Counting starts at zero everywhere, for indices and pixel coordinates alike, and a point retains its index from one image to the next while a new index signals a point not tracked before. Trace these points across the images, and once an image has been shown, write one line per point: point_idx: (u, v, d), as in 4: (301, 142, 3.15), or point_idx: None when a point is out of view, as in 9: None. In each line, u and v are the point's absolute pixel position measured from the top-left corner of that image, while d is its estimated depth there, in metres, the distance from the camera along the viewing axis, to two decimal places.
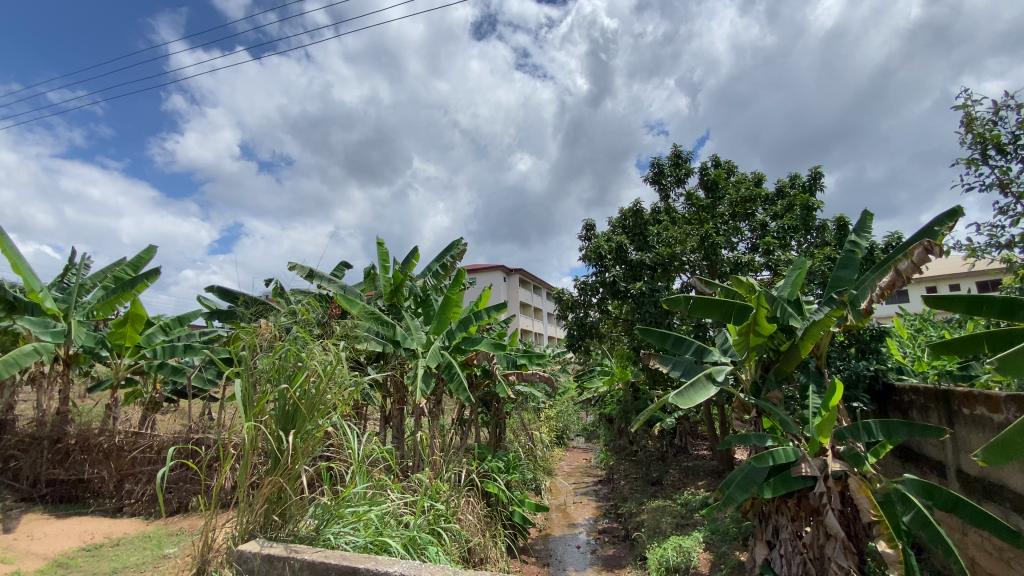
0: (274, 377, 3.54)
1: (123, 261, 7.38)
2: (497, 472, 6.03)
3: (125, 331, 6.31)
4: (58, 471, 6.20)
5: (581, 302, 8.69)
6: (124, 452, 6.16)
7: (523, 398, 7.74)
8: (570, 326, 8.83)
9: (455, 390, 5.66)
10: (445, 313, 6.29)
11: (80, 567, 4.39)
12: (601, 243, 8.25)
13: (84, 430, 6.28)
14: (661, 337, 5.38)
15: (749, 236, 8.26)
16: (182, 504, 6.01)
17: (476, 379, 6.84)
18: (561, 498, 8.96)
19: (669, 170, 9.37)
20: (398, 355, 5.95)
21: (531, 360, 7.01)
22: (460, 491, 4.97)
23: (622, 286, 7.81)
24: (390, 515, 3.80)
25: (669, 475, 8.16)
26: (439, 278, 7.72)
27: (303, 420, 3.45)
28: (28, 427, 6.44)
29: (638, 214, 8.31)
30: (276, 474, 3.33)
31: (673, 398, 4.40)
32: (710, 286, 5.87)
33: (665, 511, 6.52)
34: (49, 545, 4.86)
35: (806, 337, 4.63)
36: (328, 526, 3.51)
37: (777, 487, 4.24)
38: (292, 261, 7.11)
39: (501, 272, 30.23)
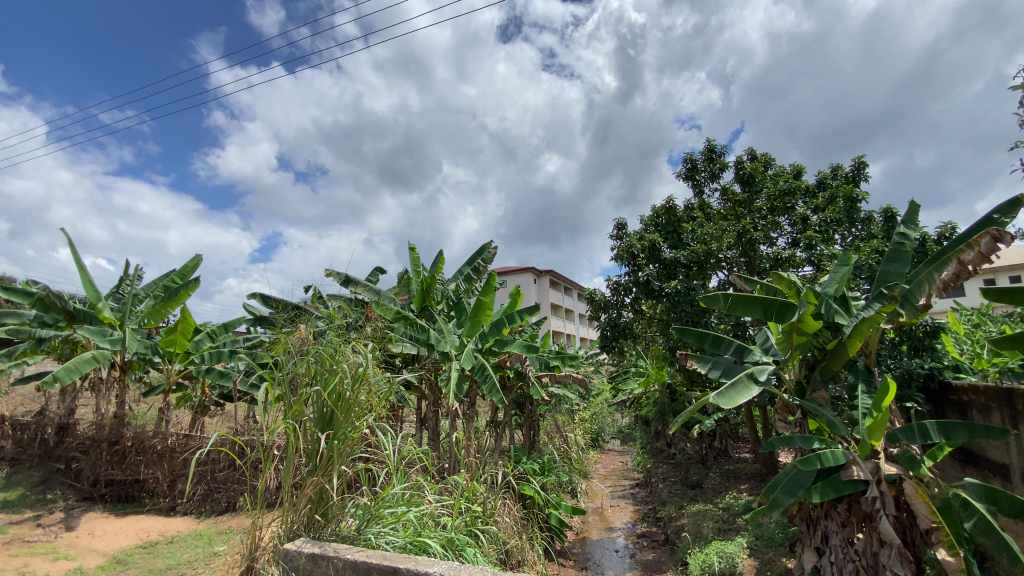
0: (310, 380, 3.63)
1: (171, 271, 7.73)
2: (533, 474, 6.01)
3: (175, 338, 6.66)
4: (116, 472, 6.52)
5: (614, 302, 8.58)
6: (176, 454, 6.43)
7: (557, 400, 7.69)
8: (603, 326, 8.69)
9: (488, 393, 5.68)
10: (477, 315, 6.31)
11: (137, 563, 4.61)
12: (634, 242, 8.13)
13: (139, 434, 6.58)
14: (699, 336, 5.24)
15: (789, 231, 7.97)
16: (230, 504, 6.23)
17: (509, 381, 6.86)
18: (598, 501, 8.85)
19: (703, 165, 9.16)
20: (432, 358, 6.00)
21: (563, 361, 6.95)
22: (497, 492, 4.98)
23: (655, 285, 7.67)
24: (429, 517, 3.84)
25: (709, 478, 7.94)
26: (471, 281, 7.77)
27: (341, 422, 3.52)
28: (88, 431, 6.83)
29: (671, 211, 8.16)
30: (317, 475, 3.42)
31: (715, 398, 4.28)
32: (750, 282, 5.64)
33: (705, 515, 6.34)
34: (109, 543, 5.12)
35: (854, 334, 4.42)
36: (368, 526, 3.56)
37: (826, 491, 4.07)
38: (328, 268, 7.32)
39: (532, 273, 30.24)
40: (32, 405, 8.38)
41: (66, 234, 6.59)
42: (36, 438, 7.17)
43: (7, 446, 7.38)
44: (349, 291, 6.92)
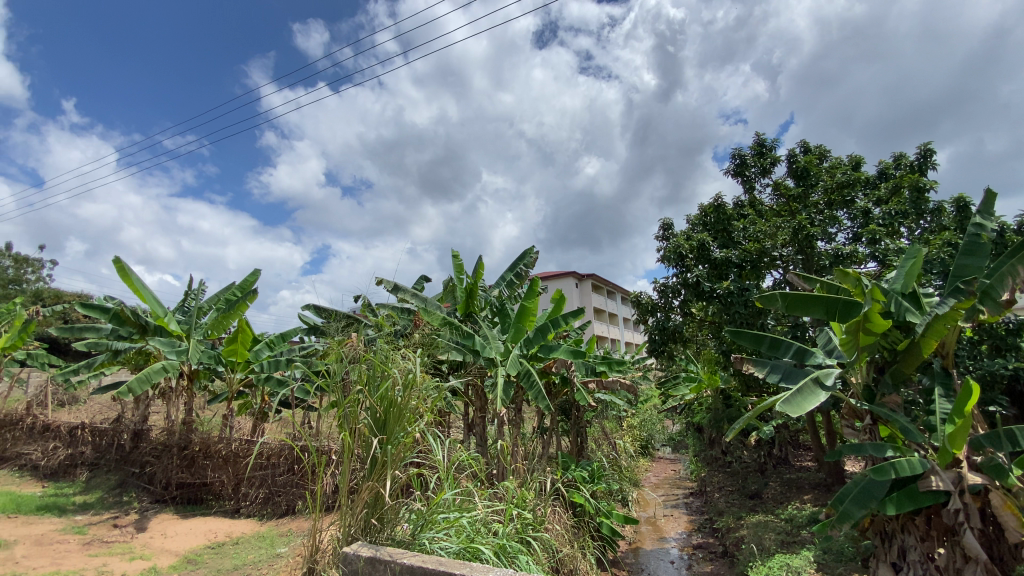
0: (364, 386, 3.72)
1: (232, 284, 8.14)
2: (583, 481, 5.92)
3: (236, 347, 7.00)
4: (186, 475, 6.89)
5: (661, 305, 8.36)
6: (240, 458, 6.75)
7: (604, 406, 7.54)
8: (650, 330, 8.47)
9: (535, 399, 5.66)
10: (521, 321, 6.29)
11: (206, 563, 4.84)
12: (681, 243, 7.89)
13: (206, 439, 6.96)
14: (756, 339, 5.01)
15: (848, 226, 7.54)
16: (289, 507, 6.46)
17: (555, 387, 6.81)
18: (650, 511, 8.60)
19: (753, 160, 8.82)
20: (477, 364, 6.03)
21: (611, 367, 6.70)
22: (546, 499, 4.93)
23: (706, 286, 7.44)
24: (481, 523, 3.84)
25: (768, 487, 7.56)
26: (513, 287, 7.77)
27: (394, 427, 3.59)
28: (160, 436, 7.27)
29: (720, 209, 7.94)
30: (372, 480, 3.49)
31: (780, 405, 4.06)
32: (808, 281, 5.32)
33: (767, 527, 6.03)
34: (180, 543, 5.41)
35: (928, 333, 4.11)
36: (422, 531, 3.58)
37: (902, 503, 3.79)
38: (378, 277, 7.51)
39: (574, 278, 30.05)
40: (109, 412, 9.02)
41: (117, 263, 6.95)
42: (113, 444, 7.70)
43: (88, 451, 7.96)
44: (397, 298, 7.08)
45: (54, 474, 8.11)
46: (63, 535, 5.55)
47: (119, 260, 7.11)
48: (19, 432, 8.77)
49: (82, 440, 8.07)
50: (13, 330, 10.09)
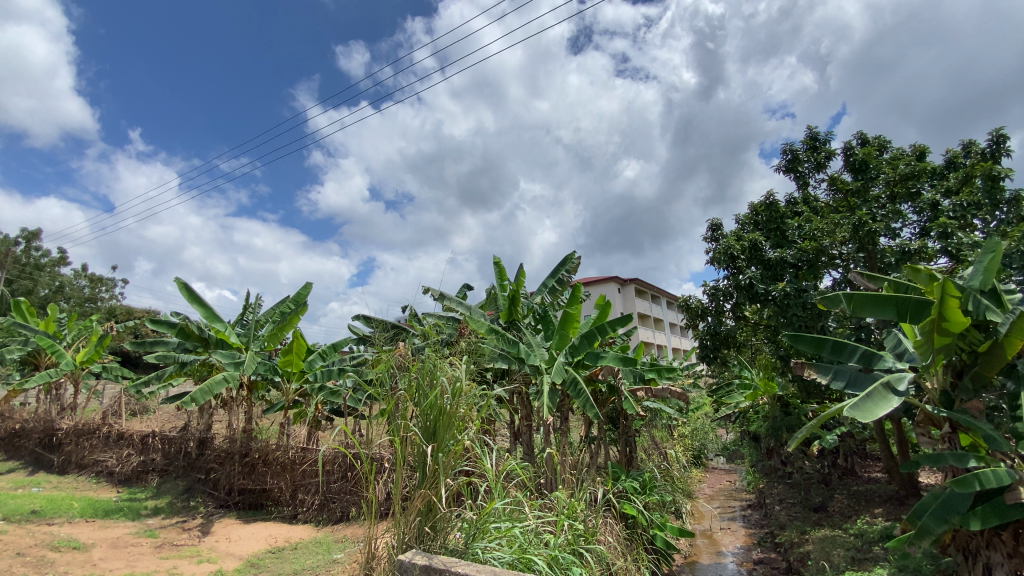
0: (414, 394, 3.78)
1: (286, 298, 8.50)
2: (634, 492, 5.76)
3: (292, 358, 7.30)
4: (247, 482, 7.19)
5: (712, 309, 8.11)
6: (296, 466, 6.98)
7: (653, 414, 7.33)
8: (701, 336, 8.22)
9: (582, 408, 5.57)
10: (565, 328, 6.24)
11: (268, 567, 5.02)
12: (732, 244, 7.64)
13: (264, 447, 7.25)
14: (817, 343, 4.74)
15: (914, 220, 7.07)
16: (344, 514, 6.62)
17: (602, 396, 6.70)
18: (706, 524, 8.27)
19: (805, 155, 8.45)
20: (523, 372, 6.02)
21: (660, 375, 6.49)
22: (597, 510, 4.82)
23: (760, 288, 7.18)
24: (533, 533, 3.79)
25: (834, 500, 7.11)
26: (556, 293, 7.73)
27: (444, 434, 3.62)
28: (223, 444, 7.63)
29: (773, 207, 7.68)
30: (424, 488, 3.52)
31: (848, 411, 3.83)
32: (873, 279, 4.99)
33: (835, 542, 5.67)
34: (243, 548, 5.64)
35: (1014, 332, 3.76)
36: (475, 540, 3.57)
37: (989, 517, 3.47)
38: (424, 286, 7.65)
39: (616, 283, 29.65)
40: (177, 421, 9.56)
41: (174, 281, 7.48)
42: (181, 451, 8.15)
43: (158, 458, 8.45)
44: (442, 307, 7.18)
45: (128, 479, 8.66)
46: (137, 538, 5.90)
47: (176, 278, 7.66)
48: (97, 440, 9.40)
49: (153, 447, 8.57)
50: (91, 345, 10.89)
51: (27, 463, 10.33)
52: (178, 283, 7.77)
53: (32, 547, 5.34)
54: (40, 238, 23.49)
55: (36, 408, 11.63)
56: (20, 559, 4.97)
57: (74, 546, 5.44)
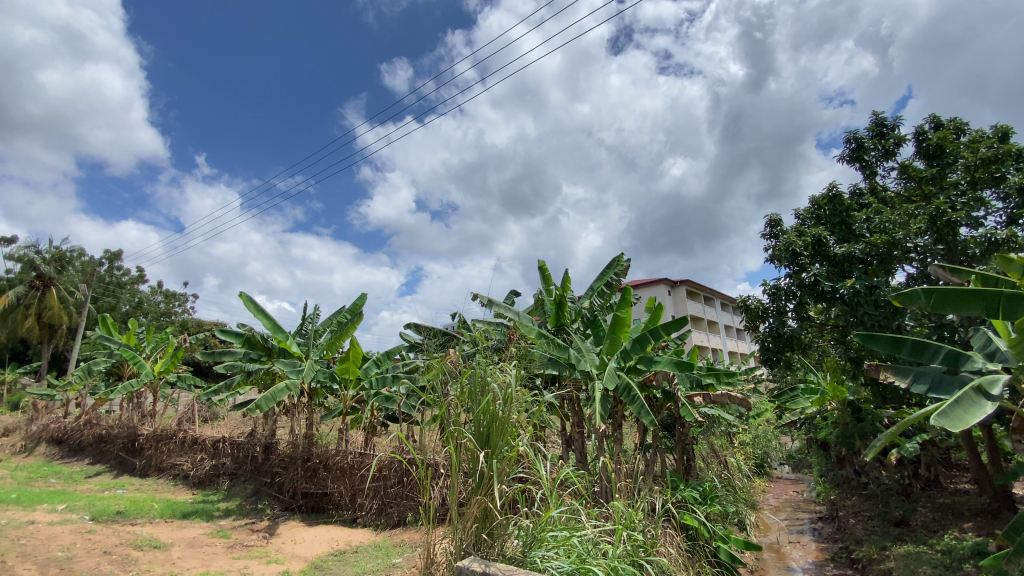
0: (467, 400, 3.81)
1: (342, 308, 8.80)
2: (695, 502, 5.53)
3: (349, 365, 7.56)
4: (310, 486, 7.47)
5: (773, 309, 7.76)
6: (355, 470, 7.20)
7: (712, 421, 7.06)
8: (762, 338, 7.83)
9: (637, 414, 5.42)
10: (615, 332, 6.03)
11: (331, 570, 5.18)
12: (793, 240, 7.32)
13: (325, 452, 7.52)
14: (893, 344, 4.39)
15: (1000, 207, 6.46)
16: (401, 518, 6.73)
17: (656, 401, 6.52)
18: (773, 537, 7.85)
19: (871, 143, 7.94)
20: (573, 377, 5.93)
21: (719, 380, 6.19)
22: (656, 520, 4.66)
23: (826, 286, 6.82)
24: (591, 543, 3.70)
25: (917, 513, 6.56)
26: (605, 297, 7.61)
27: (498, 440, 3.61)
28: (287, 449, 7.98)
29: (836, 199, 7.35)
30: (480, 494, 3.53)
31: (934, 419, 3.52)
32: (958, 272, 4.54)
33: (919, 559, 5.22)
34: (307, 550, 5.85)
35: None
36: (533, 549, 3.50)
37: None
38: (472, 293, 7.73)
39: (666, 285, 28.93)
40: (244, 428, 10.09)
41: (240, 294, 7.95)
42: (248, 456, 8.58)
43: (228, 462, 8.94)
44: (491, 313, 7.22)
45: (202, 482, 9.22)
46: (211, 538, 6.25)
47: (241, 291, 8.13)
48: (174, 445, 10.07)
49: (223, 452, 9.08)
50: (167, 356, 11.71)
51: (113, 466, 11.21)
52: (243, 296, 8.23)
53: (119, 546, 5.77)
54: (121, 259, 25.60)
55: (120, 415, 12.62)
56: (108, 557, 5.38)
57: (155, 545, 5.82)
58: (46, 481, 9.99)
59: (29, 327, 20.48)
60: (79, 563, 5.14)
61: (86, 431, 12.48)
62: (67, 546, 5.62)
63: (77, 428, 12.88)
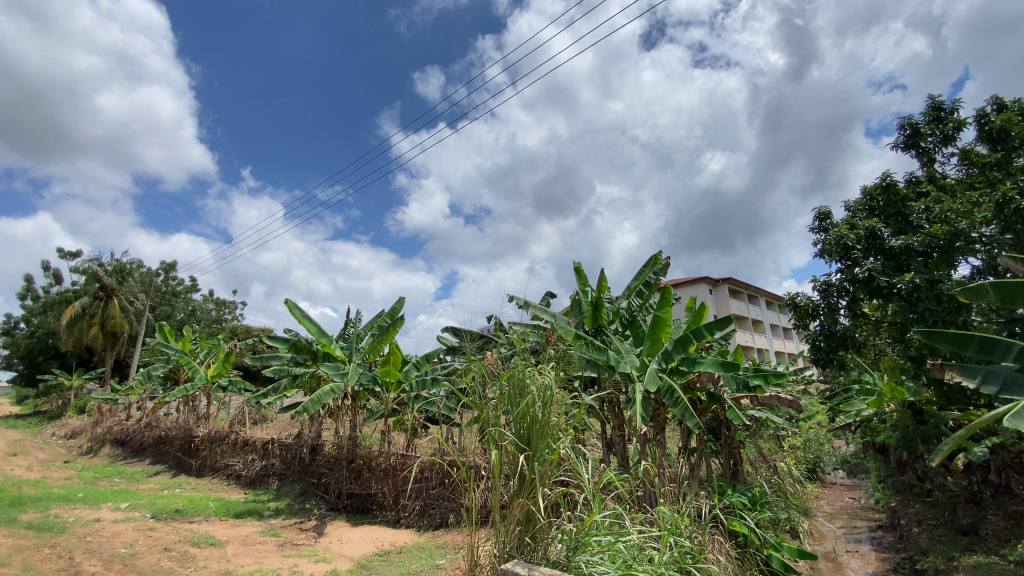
0: (507, 401, 3.80)
1: (382, 312, 8.99)
2: (744, 508, 5.35)
3: (389, 368, 7.73)
4: (354, 486, 7.65)
5: (824, 308, 7.46)
6: (398, 472, 7.33)
7: (759, 424, 6.81)
8: (813, 338, 7.52)
9: (681, 417, 5.29)
10: (656, 333, 5.88)
11: (377, 569, 5.29)
12: (844, 233, 7.03)
13: (368, 453, 7.69)
14: (958, 341, 4.12)
15: None
16: (443, 519, 6.80)
17: (700, 404, 6.34)
18: (828, 545, 7.49)
19: (928, 128, 7.50)
20: (613, 379, 5.84)
21: (767, 382, 5.89)
22: (703, 526, 4.52)
23: (882, 281, 6.51)
24: (637, 549, 3.61)
25: (988, 523, 6.11)
26: (644, 297, 7.47)
27: (538, 443, 3.59)
28: (332, 450, 8.21)
29: (891, 189, 7.09)
30: (522, 497, 3.51)
31: (1004, 420, 3.28)
32: None
33: (993, 572, 4.86)
34: (354, 549, 5.99)
35: None
36: (577, 553, 3.45)
37: None
38: (508, 295, 7.73)
39: (706, 284, 28.18)
40: (291, 430, 10.44)
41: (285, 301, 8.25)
42: (296, 457, 8.87)
43: (277, 463, 9.27)
44: (528, 315, 7.20)
45: (253, 482, 9.59)
46: (263, 537, 6.49)
47: (286, 298, 8.44)
48: (227, 446, 10.53)
49: (272, 453, 9.42)
50: (219, 361, 12.27)
51: (172, 466, 11.83)
52: (287, 302, 8.53)
53: (177, 543, 6.07)
54: (175, 269, 27.04)
55: (177, 417, 13.30)
56: (169, 553, 5.66)
57: (211, 543, 6.10)
58: (111, 480, 10.62)
59: (94, 335, 21.88)
60: (141, 559, 5.43)
61: (147, 433, 13.22)
62: (131, 542, 5.95)
63: (138, 430, 13.66)
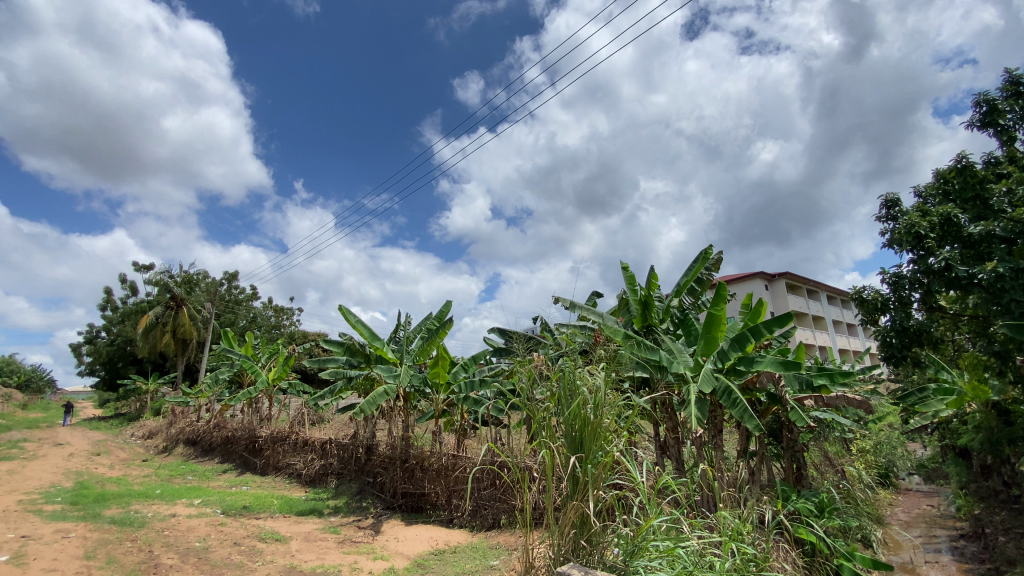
0: (557, 403, 3.78)
1: (431, 315, 9.16)
2: (810, 515, 5.08)
3: (439, 370, 7.90)
4: (408, 486, 7.84)
5: (894, 302, 7.07)
6: (450, 472, 7.44)
7: (824, 426, 6.46)
8: (884, 334, 7.15)
9: (740, 418, 5.07)
10: (711, 332, 5.66)
11: (432, 568, 5.38)
12: (917, 220, 6.61)
13: (420, 453, 7.86)
14: None
15: None
16: (496, 520, 6.85)
17: (759, 405, 6.08)
18: (904, 555, 6.98)
19: (1007, 104, 6.87)
20: (665, 380, 5.70)
21: (833, 381, 5.58)
22: (767, 533, 4.31)
23: (959, 271, 6.05)
24: (698, 556, 3.49)
25: None
26: (696, 295, 7.25)
27: (591, 445, 3.54)
28: (386, 450, 8.45)
29: (968, 171, 6.59)
30: (576, 500, 3.47)
31: None
32: None
33: None
34: (409, 548, 6.13)
35: None
36: (635, 558, 3.37)
37: None
38: (555, 296, 7.70)
39: (761, 279, 27.02)
40: (347, 430, 10.82)
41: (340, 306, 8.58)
42: (353, 456, 9.18)
43: (335, 462, 9.62)
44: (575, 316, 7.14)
45: (313, 480, 10.00)
46: (324, 534, 6.76)
47: (340, 304, 8.76)
48: (288, 446, 11.04)
49: (330, 452, 9.80)
50: (279, 365, 12.89)
51: (239, 465, 12.53)
52: (341, 308, 8.86)
53: (246, 538, 6.42)
54: (237, 279, 28.63)
55: (242, 418, 14.07)
56: (238, 548, 6.00)
57: (276, 538, 6.41)
58: (185, 477, 11.37)
59: (167, 342, 23.51)
60: (214, 553, 5.77)
61: (216, 433, 14.06)
62: (204, 537, 6.34)
63: (208, 430, 14.54)
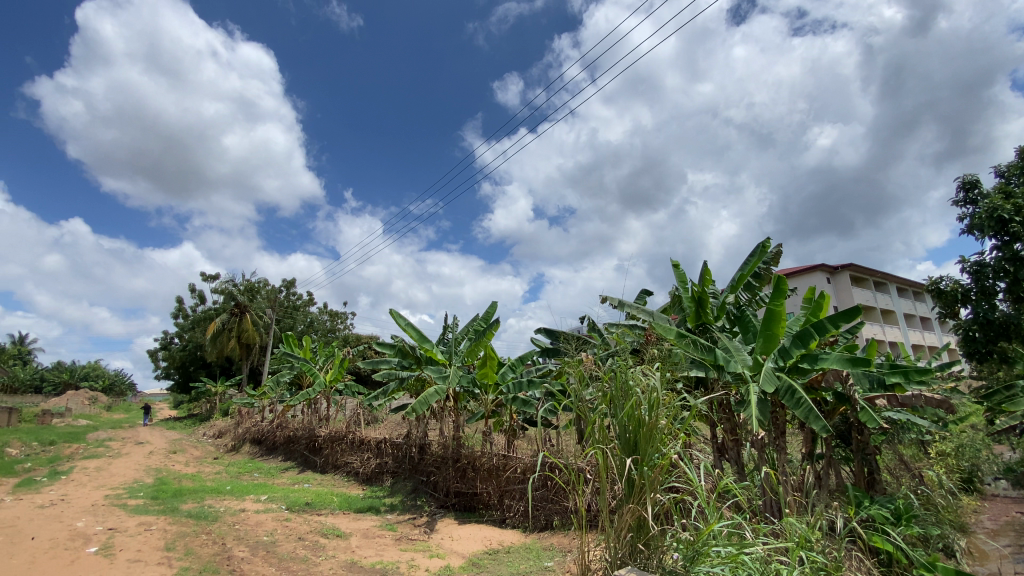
0: (609, 403, 3.72)
1: (477, 316, 9.27)
2: (886, 522, 4.75)
3: (487, 371, 7.99)
4: (460, 485, 7.95)
5: (976, 292, 6.54)
6: (501, 472, 7.49)
7: (898, 427, 6.04)
8: (965, 327, 6.63)
9: (805, 419, 4.80)
10: (770, 329, 5.41)
11: (487, 567, 5.44)
12: (999, 202, 6.07)
13: (471, 453, 7.96)
14: None
15: None
16: (548, 521, 6.84)
17: (824, 405, 5.76)
18: (993, 567, 6.41)
19: None
20: (722, 380, 5.50)
21: (908, 379, 5.19)
22: (839, 541, 4.07)
23: None
24: (764, 563, 3.33)
25: None
26: (753, 290, 6.96)
27: (647, 447, 3.47)
28: (438, 450, 8.61)
29: None
30: (632, 502, 3.41)
31: None
32: None
33: None
34: (464, 547, 6.21)
35: None
36: (696, 564, 3.26)
37: None
38: (603, 296, 7.60)
39: (823, 272, 25.66)
40: (401, 430, 11.11)
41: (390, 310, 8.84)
42: (406, 455, 9.42)
43: (390, 461, 9.89)
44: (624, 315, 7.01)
45: (370, 478, 10.34)
46: (381, 531, 6.98)
47: (391, 308, 9.01)
48: (345, 445, 11.47)
49: (385, 452, 10.09)
50: (336, 367, 13.41)
51: (300, 463, 13.13)
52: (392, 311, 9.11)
53: (309, 533, 6.72)
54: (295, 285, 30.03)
55: (302, 419, 14.74)
56: (302, 542, 6.29)
57: (337, 534, 6.67)
58: (252, 474, 12.04)
59: (232, 347, 24.98)
60: (281, 546, 6.08)
61: (279, 432, 14.81)
62: (271, 531, 6.69)
63: (271, 430, 15.33)
